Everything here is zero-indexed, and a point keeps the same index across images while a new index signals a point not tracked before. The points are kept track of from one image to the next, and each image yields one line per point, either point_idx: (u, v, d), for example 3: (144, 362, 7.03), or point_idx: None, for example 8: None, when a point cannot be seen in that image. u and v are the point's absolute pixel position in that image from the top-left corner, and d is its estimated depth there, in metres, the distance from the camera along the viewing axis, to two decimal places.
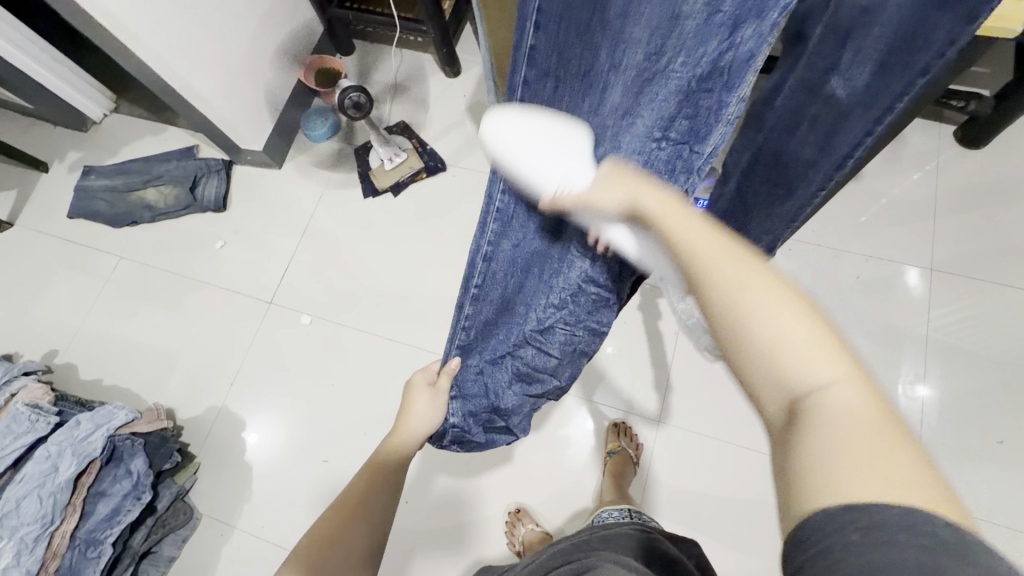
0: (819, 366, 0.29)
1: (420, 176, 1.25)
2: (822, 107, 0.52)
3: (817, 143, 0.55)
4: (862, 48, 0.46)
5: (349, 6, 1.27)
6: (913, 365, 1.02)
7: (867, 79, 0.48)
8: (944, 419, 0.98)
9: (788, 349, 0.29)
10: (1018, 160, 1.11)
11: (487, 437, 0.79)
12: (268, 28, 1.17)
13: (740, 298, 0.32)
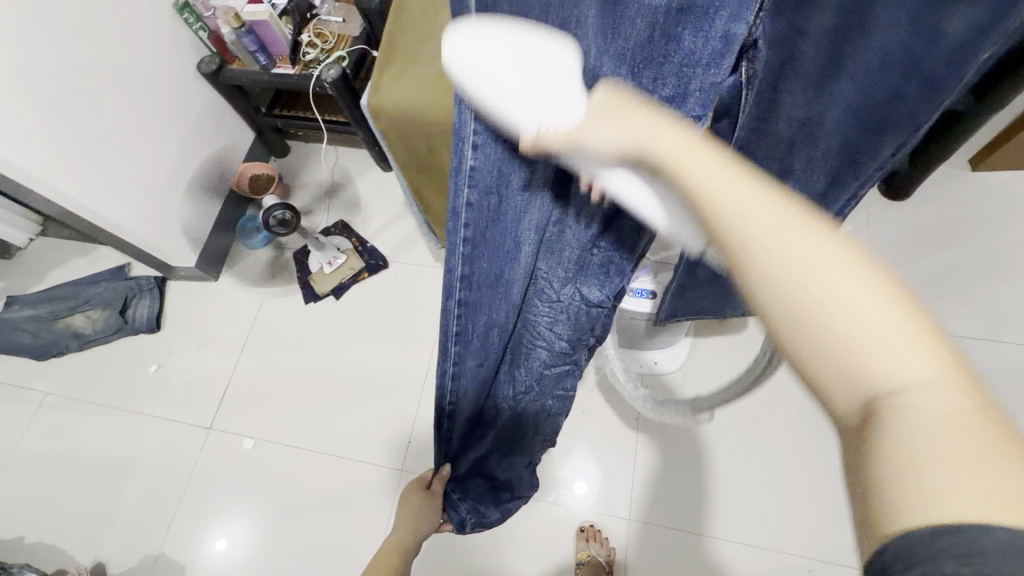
0: (901, 349, 0.21)
1: (362, 276, 1.23)
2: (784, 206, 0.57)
3: None
4: (811, 157, 0.51)
5: (277, 112, 1.28)
6: None
7: (820, 185, 0.54)
8: None
9: (841, 306, 0.22)
10: (941, 205, 1.15)
11: (501, 512, 0.64)
12: (189, 147, 1.16)
13: (777, 261, 0.24)
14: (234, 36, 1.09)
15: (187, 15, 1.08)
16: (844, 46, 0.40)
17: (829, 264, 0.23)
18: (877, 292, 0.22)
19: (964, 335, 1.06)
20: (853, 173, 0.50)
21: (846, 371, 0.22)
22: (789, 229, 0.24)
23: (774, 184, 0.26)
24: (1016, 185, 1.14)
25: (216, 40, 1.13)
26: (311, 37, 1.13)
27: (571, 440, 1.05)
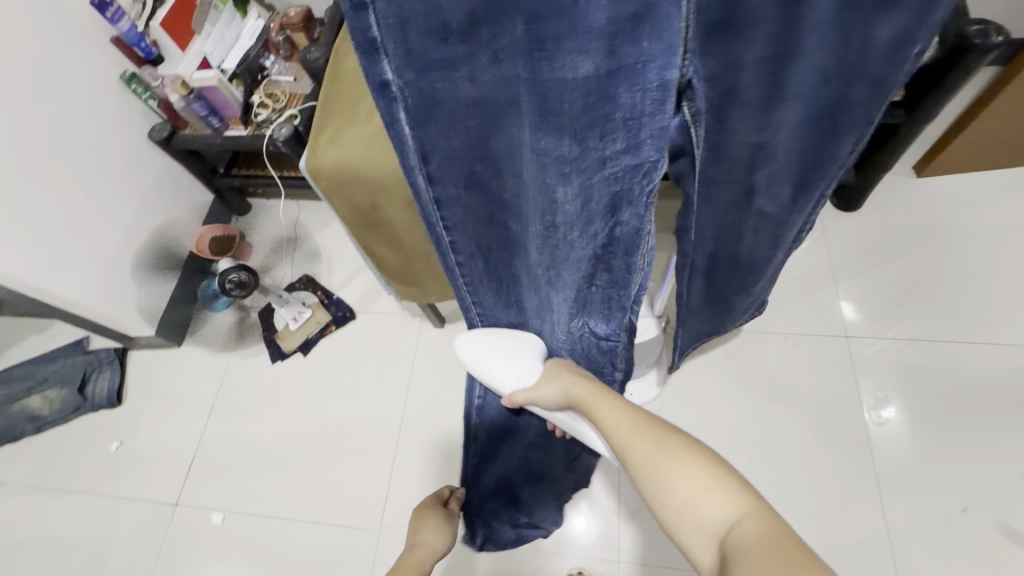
0: (715, 497, 0.44)
1: (329, 329, 1.20)
2: (758, 218, 0.59)
3: (767, 245, 0.62)
4: (773, 171, 0.53)
5: (235, 173, 1.29)
6: (873, 391, 1.04)
7: (788, 195, 0.55)
8: (921, 450, 0.99)
9: (679, 486, 0.46)
10: (892, 213, 1.18)
11: (518, 534, 0.96)
12: (143, 214, 1.15)
13: (661, 467, 0.48)
14: (183, 103, 1.10)
15: (134, 86, 1.09)
16: (785, 67, 0.43)
17: (674, 462, 0.48)
18: (697, 470, 0.46)
19: (932, 338, 1.07)
20: (818, 178, 0.52)
21: (693, 512, 0.44)
22: (651, 445, 0.51)
23: (655, 420, 0.54)
24: (960, 189, 1.18)
25: (166, 106, 1.14)
26: (262, 97, 1.13)
27: None
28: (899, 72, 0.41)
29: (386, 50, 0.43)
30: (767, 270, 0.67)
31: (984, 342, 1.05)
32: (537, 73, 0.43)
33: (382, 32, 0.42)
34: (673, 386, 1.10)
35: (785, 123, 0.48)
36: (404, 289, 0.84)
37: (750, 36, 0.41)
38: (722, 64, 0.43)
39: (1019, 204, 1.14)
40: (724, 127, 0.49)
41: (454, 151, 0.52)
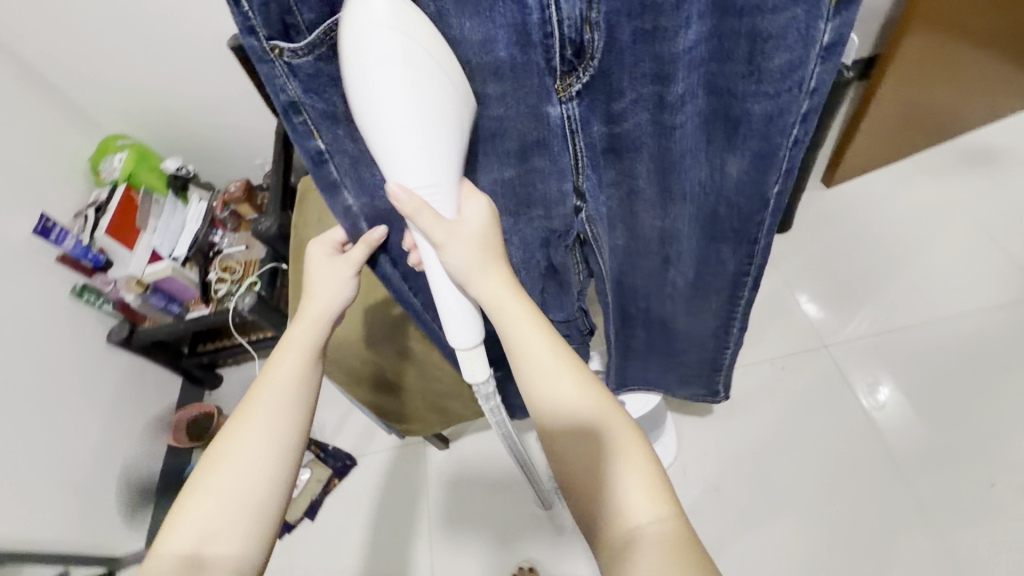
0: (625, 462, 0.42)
1: (333, 484, 1.15)
2: (675, 298, 0.64)
3: (686, 320, 0.68)
4: (678, 256, 0.58)
5: (201, 349, 1.27)
6: (862, 379, 1.11)
7: (690, 282, 0.60)
8: (918, 415, 1.05)
9: (619, 487, 0.41)
10: (819, 223, 1.30)
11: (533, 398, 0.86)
12: (110, 420, 1.09)
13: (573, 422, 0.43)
14: (140, 299, 1.11)
15: (87, 296, 1.08)
16: (671, 175, 0.49)
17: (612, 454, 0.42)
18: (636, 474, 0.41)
19: (899, 325, 1.15)
20: (715, 272, 0.56)
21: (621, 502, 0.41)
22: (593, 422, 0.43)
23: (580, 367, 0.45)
24: (869, 188, 1.31)
25: (123, 307, 1.13)
26: (219, 273, 1.16)
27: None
28: (758, 201, 0.46)
29: (346, 185, 0.50)
30: (698, 342, 0.71)
31: (943, 318, 1.13)
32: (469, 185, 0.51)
33: (341, 174, 0.49)
34: (687, 439, 1.11)
35: (682, 216, 0.53)
36: (409, 426, 0.84)
37: (633, 155, 0.49)
38: (617, 175, 0.52)
39: (921, 188, 1.29)
40: (632, 218, 0.56)
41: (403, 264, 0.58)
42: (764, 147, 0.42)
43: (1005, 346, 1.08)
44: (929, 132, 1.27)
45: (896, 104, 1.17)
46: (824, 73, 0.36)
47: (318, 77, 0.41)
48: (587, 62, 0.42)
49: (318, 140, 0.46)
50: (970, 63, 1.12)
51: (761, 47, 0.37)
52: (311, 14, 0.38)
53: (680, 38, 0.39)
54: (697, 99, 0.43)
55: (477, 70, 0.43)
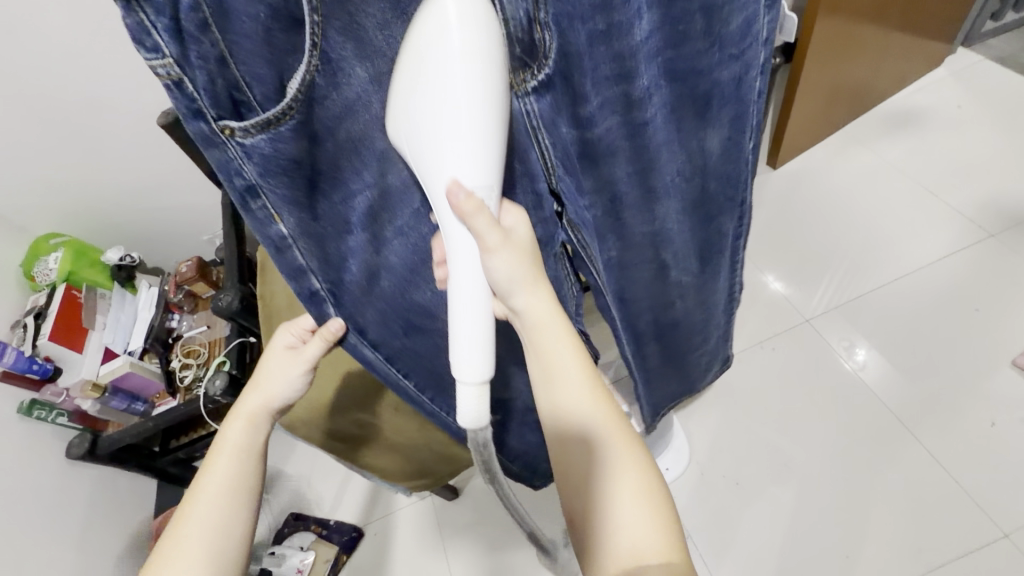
0: (620, 454, 0.39)
1: (342, 560, 1.07)
2: (681, 296, 0.62)
3: (695, 311, 0.66)
4: (675, 252, 0.56)
5: (172, 446, 1.18)
6: (842, 342, 1.13)
7: (696, 268, 0.60)
8: (901, 367, 1.08)
9: (621, 504, 0.38)
10: (771, 204, 1.34)
11: None
12: (84, 544, 0.98)
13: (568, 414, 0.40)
14: (99, 404, 1.03)
15: (37, 412, 0.97)
16: (650, 171, 0.46)
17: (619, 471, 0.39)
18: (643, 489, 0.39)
19: (863, 289, 1.18)
20: (712, 244, 0.57)
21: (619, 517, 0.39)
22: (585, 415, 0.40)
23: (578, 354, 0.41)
24: (809, 164, 1.38)
25: (81, 416, 1.04)
26: (181, 359, 1.09)
27: None
28: (736, 159, 0.48)
29: (313, 271, 0.41)
30: (709, 322, 0.69)
31: (906, 274, 1.18)
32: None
33: (308, 260, 0.40)
34: (696, 438, 1.09)
35: (669, 212, 0.51)
36: (418, 482, 0.79)
37: (610, 159, 0.44)
38: (598, 181, 0.45)
39: (858, 156, 1.36)
40: (621, 226, 0.50)
41: (390, 337, 0.50)
42: (738, 108, 0.44)
43: (966, 288, 1.13)
44: (852, 104, 1.35)
45: (819, 82, 1.24)
46: (772, 21, 0.39)
47: (274, 156, 0.33)
48: (545, 58, 0.35)
49: (281, 225, 0.37)
50: (870, 33, 1.23)
51: (718, 14, 0.37)
52: (261, 86, 0.31)
53: (636, 29, 0.36)
54: (661, 90, 0.40)
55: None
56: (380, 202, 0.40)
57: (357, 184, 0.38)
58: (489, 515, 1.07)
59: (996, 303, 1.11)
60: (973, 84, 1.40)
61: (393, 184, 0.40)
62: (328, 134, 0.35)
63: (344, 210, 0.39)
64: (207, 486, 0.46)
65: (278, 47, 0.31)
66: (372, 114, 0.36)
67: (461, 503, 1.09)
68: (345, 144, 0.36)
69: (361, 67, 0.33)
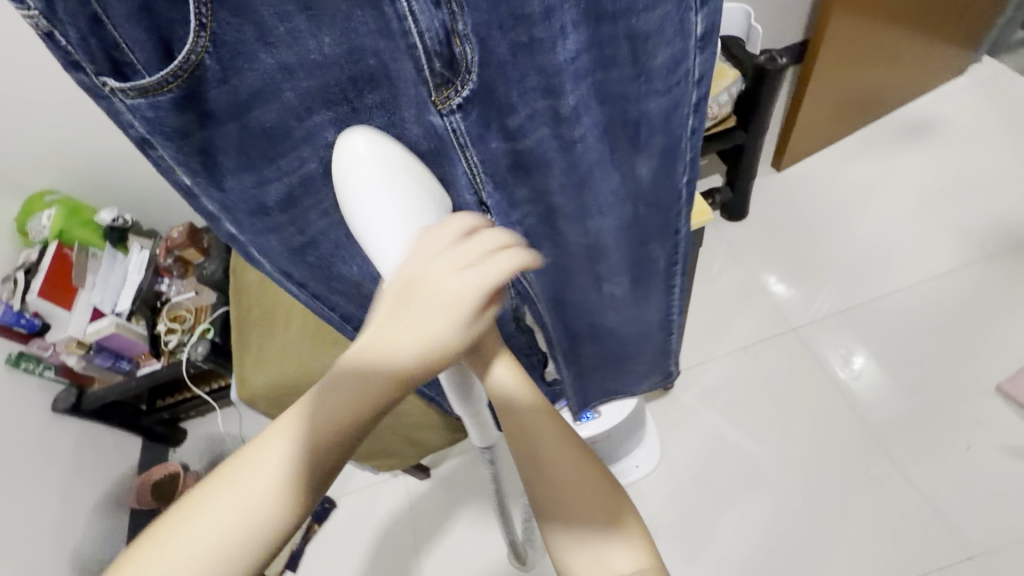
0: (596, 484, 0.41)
1: (314, 529, 1.09)
2: (618, 310, 0.64)
3: (634, 327, 0.68)
4: (610, 270, 0.57)
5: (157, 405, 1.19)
6: (840, 350, 1.12)
7: (630, 290, 0.61)
8: (894, 380, 1.07)
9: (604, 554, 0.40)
10: (771, 208, 1.31)
11: None
12: (66, 494, 1.01)
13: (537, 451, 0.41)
14: (84, 361, 1.04)
15: (24, 364, 1.01)
16: (583, 190, 0.47)
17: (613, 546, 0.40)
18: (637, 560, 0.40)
19: (855, 302, 1.16)
20: (648, 270, 0.58)
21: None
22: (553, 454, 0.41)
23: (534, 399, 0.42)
24: (814, 168, 1.34)
25: (67, 371, 1.06)
26: (167, 323, 1.11)
27: None
28: (673, 192, 0.49)
29: (226, 215, 0.40)
30: (649, 341, 0.71)
31: (904, 288, 1.15)
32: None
33: (225, 207, 0.40)
34: (669, 437, 1.09)
35: (605, 230, 0.52)
36: (381, 462, 0.80)
37: (538, 172, 0.45)
38: (528, 191, 0.46)
39: (866, 164, 1.32)
40: (555, 235, 0.51)
41: (319, 278, 0.50)
42: (668, 141, 0.44)
43: (957, 307, 1.11)
44: (864, 109, 1.31)
45: (831, 85, 1.20)
46: (705, 60, 0.38)
47: (162, 122, 0.32)
48: (467, 74, 0.36)
49: (185, 176, 0.36)
50: (889, 36, 1.18)
51: (642, 44, 0.37)
52: (145, 52, 0.30)
53: (559, 49, 0.36)
54: (591, 110, 0.41)
55: (351, 88, 0.36)
56: (300, 187, 0.40)
57: (269, 169, 0.38)
58: (459, 497, 1.09)
59: (987, 324, 1.09)
60: (995, 97, 1.35)
61: (314, 171, 0.40)
62: (228, 117, 0.34)
63: (257, 193, 0.39)
64: (198, 520, 0.30)
65: (162, 19, 0.30)
66: (283, 101, 0.35)
67: (433, 482, 1.11)
68: (249, 126, 0.35)
69: (268, 54, 0.32)
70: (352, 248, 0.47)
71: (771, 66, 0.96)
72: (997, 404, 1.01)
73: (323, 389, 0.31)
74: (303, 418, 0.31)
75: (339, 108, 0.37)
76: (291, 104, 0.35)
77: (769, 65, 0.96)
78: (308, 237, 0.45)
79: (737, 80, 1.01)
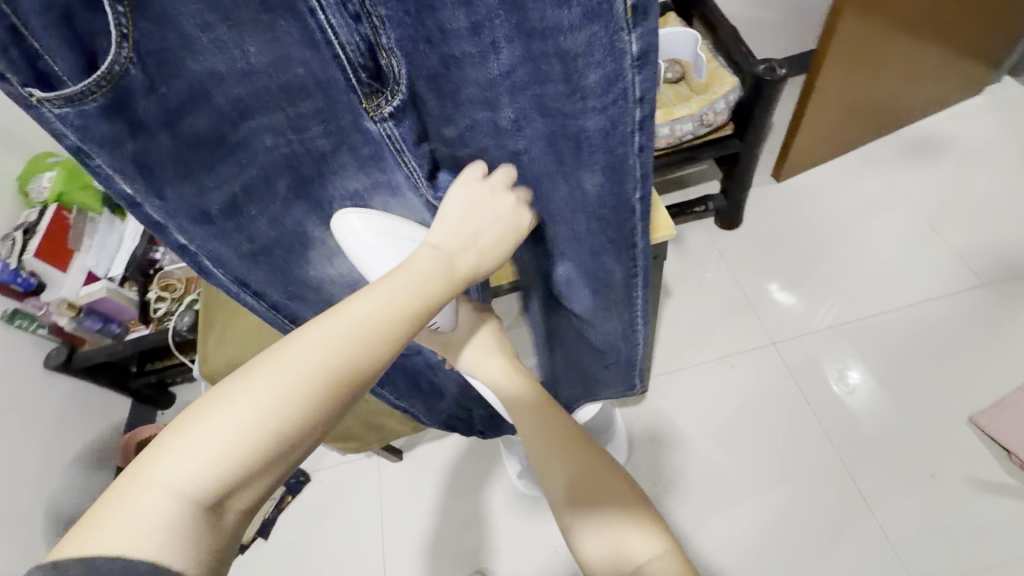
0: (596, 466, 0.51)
1: (286, 500, 1.12)
2: (581, 314, 0.65)
3: (598, 334, 0.68)
4: (569, 273, 0.59)
5: (146, 369, 1.23)
6: (835, 364, 1.10)
7: (592, 299, 0.61)
8: (887, 400, 1.04)
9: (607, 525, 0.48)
10: (766, 218, 1.30)
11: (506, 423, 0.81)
12: (53, 447, 1.06)
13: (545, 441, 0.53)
14: (74, 323, 1.08)
15: (19, 322, 1.04)
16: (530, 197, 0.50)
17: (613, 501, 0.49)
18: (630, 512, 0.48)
19: (841, 319, 1.14)
20: (607, 282, 0.57)
21: (619, 547, 0.46)
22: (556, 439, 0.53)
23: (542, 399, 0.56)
24: (816, 181, 1.32)
25: (59, 331, 1.09)
26: (157, 291, 1.13)
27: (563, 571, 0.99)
28: (626, 207, 0.46)
29: (171, 224, 0.44)
30: (616, 349, 0.70)
31: (895, 308, 1.13)
32: (315, 200, 0.50)
33: (164, 217, 0.43)
34: (638, 440, 1.10)
35: (561, 235, 0.54)
36: (345, 445, 0.82)
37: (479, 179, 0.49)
38: None
39: (869, 180, 1.30)
40: None
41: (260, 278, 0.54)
42: (611, 158, 0.41)
43: (945, 335, 1.08)
44: (872, 123, 1.28)
45: (837, 96, 1.17)
46: (644, 80, 0.35)
47: (95, 131, 0.35)
48: (396, 88, 0.40)
49: (127, 184, 0.40)
50: (904, 48, 1.14)
51: (573, 64, 0.35)
52: (68, 62, 0.32)
53: (491, 64, 0.37)
54: (533, 121, 0.42)
55: (285, 101, 0.42)
56: (240, 194, 0.46)
57: (209, 178, 0.43)
58: (428, 481, 1.11)
59: (970, 353, 1.06)
60: (1009, 121, 1.31)
61: (252, 176, 0.45)
62: (162, 126, 0.38)
63: (199, 201, 0.44)
64: (204, 426, 0.32)
65: (81, 29, 0.32)
66: (213, 107, 0.40)
67: (404, 465, 1.14)
68: (184, 134, 0.39)
69: (197, 63, 0.37)
70: (301, 247, 0.54)
71: (769, 76, 0.95)
72: (967, 435, 0.98)
73: (317, 325, 0.35)
74: (337, 317, 0.35)
75: (275, 117, 0.42)
76: (224, 109, 0.40)
77: (767, 75, 0.95)
78: (251, 239, 0.50)
79: (735, 89, 1.00)
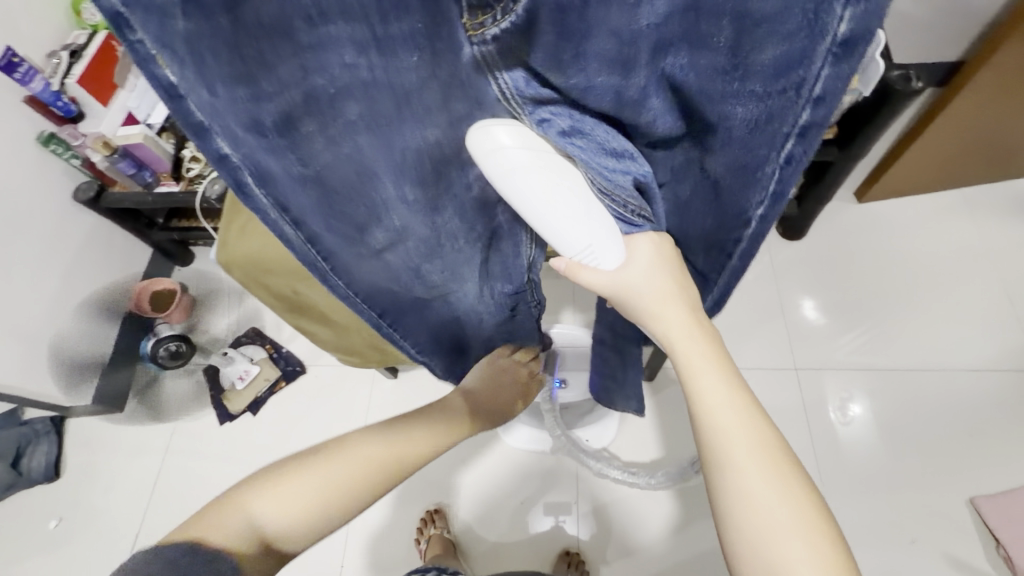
0: (768, 445, 0.38)
1: (279, 385, 1.17)
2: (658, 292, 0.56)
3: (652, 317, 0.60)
4: None
5: (173, 224, 1.22)
6: (838, 390, 1.07)
7: None
8: (881, 440, 1.02)
9: (777, 518, 0.36)
10: (832, 237, 1.20)
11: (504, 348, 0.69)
12: (70, 276, 1.10)
13: (699, 394, 0.40)
14: (108, 163, 1.05)
15: (53, 147, 1.02)
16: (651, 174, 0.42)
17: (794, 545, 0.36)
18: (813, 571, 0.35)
19: (852, 354, 1.09)
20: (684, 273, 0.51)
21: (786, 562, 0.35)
22: (725, 394, 0.39)
23: (702, 334, 0.42)
24: (901, 213, 1.20)
25: (92, 166, 1.07)
26: (194, 151, 1.09)
27: (523, 519, 1.03)
28: (740, 213, 0.40)
29: (221, 133, 0.33)
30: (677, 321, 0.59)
31: (930, 365, 1.07)
32: (386, 138, 0.36)
33: (211, 120, 0.32)
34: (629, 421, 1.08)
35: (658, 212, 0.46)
36: (344, 354, 0.83)
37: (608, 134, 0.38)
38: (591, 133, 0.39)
39: (959, 225, 1.18)
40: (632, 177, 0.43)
41: (316, 224, 0.42)
42: (752, 153, 0.36)
43: (980, 412, 1.02)
44: (993, 166, 1.13)
45: (960, 134, 1.03)
46: (833, 76, 0.29)
47: None
48: (510, 2, 0.28)
49: (167, 70, 0.29)
50: None
51: (750, 30, 0.29)
52: None
53: (643, 11, 0.28)
54: (661, 95, 0.34)
55: (375, 8, 0.28)
56: (304, 114, 0.33)
57: (267, 82, 0.30)
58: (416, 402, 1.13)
59: (997, 435, 1.00)
60: None
61: (320, 88, 0.32)
62: (215, 13, 0.27)
63: (253, 110, 0.32)
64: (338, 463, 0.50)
65: None
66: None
67: (397, 382, 1.15)
68: (248, 24, 0.28)
69: None
70: (359, 191, 0.39)
71: (901, 86, 0.82)
72: (963, 515, 0.95)
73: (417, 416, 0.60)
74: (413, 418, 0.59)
75: (356, 25, 0.29)
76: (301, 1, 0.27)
77: (897, 85, 0.82)
78: (310, 170, 0.37)
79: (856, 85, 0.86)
